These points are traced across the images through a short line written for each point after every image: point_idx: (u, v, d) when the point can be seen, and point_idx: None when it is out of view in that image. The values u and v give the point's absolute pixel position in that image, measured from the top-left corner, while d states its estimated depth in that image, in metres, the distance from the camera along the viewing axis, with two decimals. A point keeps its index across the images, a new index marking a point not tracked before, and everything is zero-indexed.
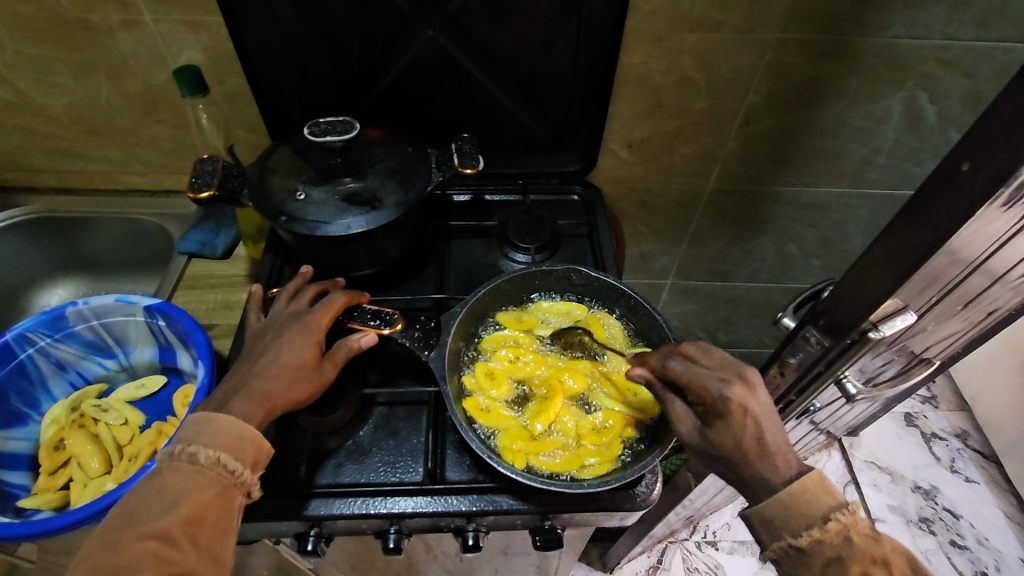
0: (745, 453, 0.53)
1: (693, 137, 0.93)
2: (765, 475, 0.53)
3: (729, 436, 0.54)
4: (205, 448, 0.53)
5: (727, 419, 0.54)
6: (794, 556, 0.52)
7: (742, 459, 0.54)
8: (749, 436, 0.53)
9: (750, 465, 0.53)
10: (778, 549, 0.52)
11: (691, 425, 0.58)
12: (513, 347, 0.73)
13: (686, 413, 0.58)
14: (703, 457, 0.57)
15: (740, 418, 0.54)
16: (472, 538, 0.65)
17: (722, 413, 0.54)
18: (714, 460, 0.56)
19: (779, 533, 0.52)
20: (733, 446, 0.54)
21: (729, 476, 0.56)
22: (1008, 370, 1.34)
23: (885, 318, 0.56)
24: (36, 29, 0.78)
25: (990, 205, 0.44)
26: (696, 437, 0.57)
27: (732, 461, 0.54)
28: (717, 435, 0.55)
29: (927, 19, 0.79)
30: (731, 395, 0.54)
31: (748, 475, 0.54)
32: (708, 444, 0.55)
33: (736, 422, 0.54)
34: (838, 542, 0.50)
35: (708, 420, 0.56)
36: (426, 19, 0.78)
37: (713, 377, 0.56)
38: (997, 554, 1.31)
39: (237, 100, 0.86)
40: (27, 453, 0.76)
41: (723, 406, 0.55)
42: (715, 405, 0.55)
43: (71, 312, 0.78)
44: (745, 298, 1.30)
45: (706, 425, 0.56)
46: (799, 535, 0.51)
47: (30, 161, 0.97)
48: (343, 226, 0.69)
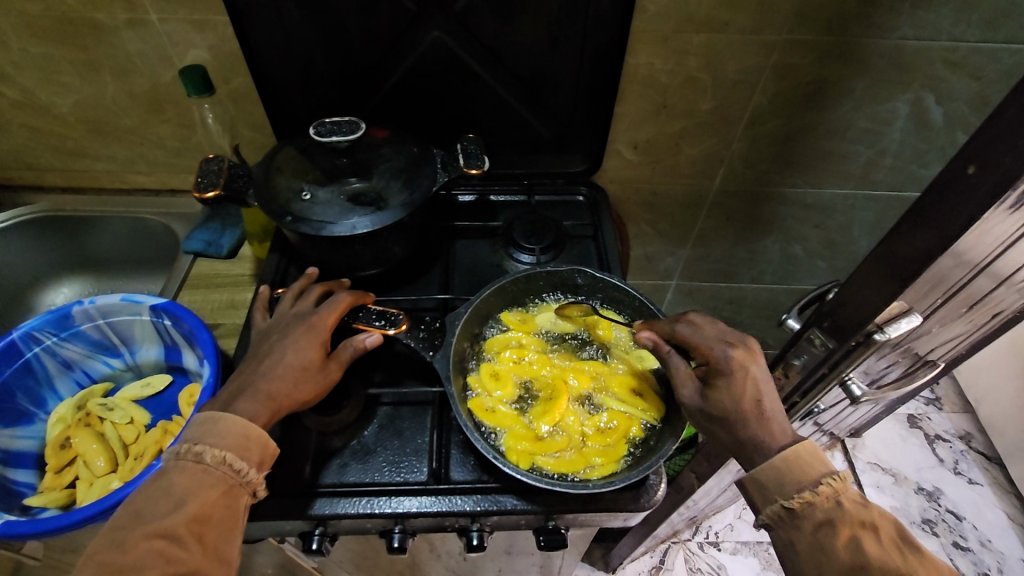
0: (744, 412, 0.55)
1: (699, 137, 0.93)
2: (760, 438, 0.54)
3: (730, 393, 0.55)
4: (211, 448, 0.53)
5: (729, 377, 0.56)
6: (786, 521, 0.52)
7: (740, 419, 0.55)
8: (750, 395, 0.55)
9: (748, 424, 0.54)
10: (770, 513, 0.52)
11: (692, 385, 0.59)
12: (518, 348, 0.73)
13: (688, 375, 0.60)
14: (700, 418, 0.57)
15: (742, 377, 0.56)
16: (476, 538, 0.65)
17: (726, 371, 0.56)
18: (711, 421, 0.56)
19: (772, 496, 0.52)
20: (733, 404, 0.55)
21: (724, 439, 0.56)
22: (1013, 373, 1.33)
23: (890, 319, 0.56)
24: (42, 28, 0.79)
25: (997, 207, 0.44)
26: (696, 397, 0.58)
27: (730, 420, 0.55)
28: (719, 392, 0.56)
29: (934, 20, 0.78)
30: (736, 355, 0.57)
31: (745, 437, 0.54)
32: (708, 401, 0.56)
33: (738, 381, 0.56)
34: (829, 505, 0.50)
35: (710, 381, 0.58)
36: (431, 19, 0.78)
37: (718, 340, 0.59)
38: (999, 556, 1.31)
39: (243, 100, 0.86)
40: (33, 451, 0.76)
41: (726, 365, 0.57)
42: (719, 364, 0.57)
43: (77, 311, 0.78)
44: (750, 299, 1.30)
45: (707, 385, 0.58)
46: (792, 497, 0.51)
47: (36, 160, 0.97)
48: (348, 226, 0.69)
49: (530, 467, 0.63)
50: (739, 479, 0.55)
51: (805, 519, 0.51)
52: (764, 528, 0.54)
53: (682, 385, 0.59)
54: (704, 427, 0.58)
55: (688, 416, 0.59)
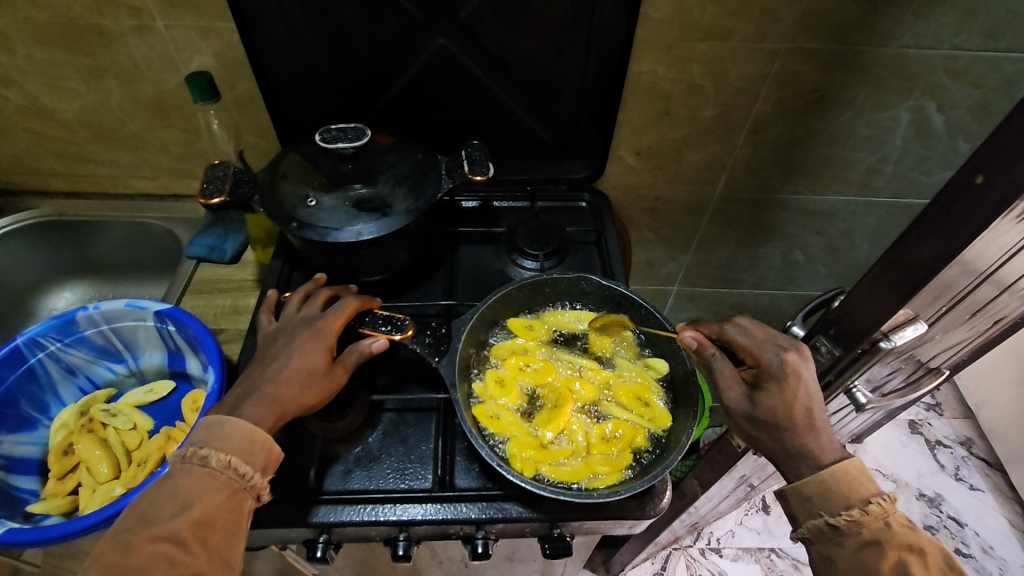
0: (795, 419, 0.55)
1: (702, 145, 0.94)
2: (808, 447, 0.55)
3: (782, 400, 0.55)
4: (216, 452, 0.53)
5: (781, 383, 0.56)
6: (828, 536, 0.52)
7: (789, 426, 0.55)
8: (801, 401, 0.55)
9: (798, 431, 0.55)
10: (813, 527, 0.53)
11: (740, 388, 0.58)
12: (524, 355, 0.73)
13: (735, 377, 0.59)
14: (748, 423, 0.58)
15: (794, 384, 0.55)
16: (481, 546, 0.65)
17: (778, 376, 0.56)
18: (760, 426, 0.57)
19: (816, 511, 0.53)
20: (783, 411, 0.55)
21: (769, 445, 0.57)
22: (1013, 379, 1.34)
23: (895, 327, 0.57)
24: (47, 34, 0.79)
25: (1005, 217, 0.44)
26: (745, 401, 0.58)
27: (781, 427, 0.55)
28: (770, 398, 0.56)
29: (936, 29, 0.79)
30: (788, 360, 0.56)
31: (794, 446, 0.55)
32: (758, 407, 0.56)
33: (789, 388, 0.56)
34: (876, 525, 0.51)
35: (759, 385, 0.58)
36: (436, 26, 0.78)
37: (769, 343, 0.58)
38: (1001, 562, 1.31)
39: (248, 106, 0.86)
40: (36, 457, 0.76)
41: (779, 369, 0.56)
42: (771, 368, 0.57)
43: (82, 317, 0.78)
44: (751, 305, 1.30)
45: (757, 389, 0.58)
46: (838, 514, 0.51)
47: (40, 165, 0.97)
48: (353, 232, 0.69)
49: (535, 475, 0.63)
50: (781, 489, 0.56)
51: (849, 537, 0.51)
52: (802, 542, 0.55)
53: (729, 389, 0.59)
54: (750, 431, 0.58)
55: (733, 419, 0.59)
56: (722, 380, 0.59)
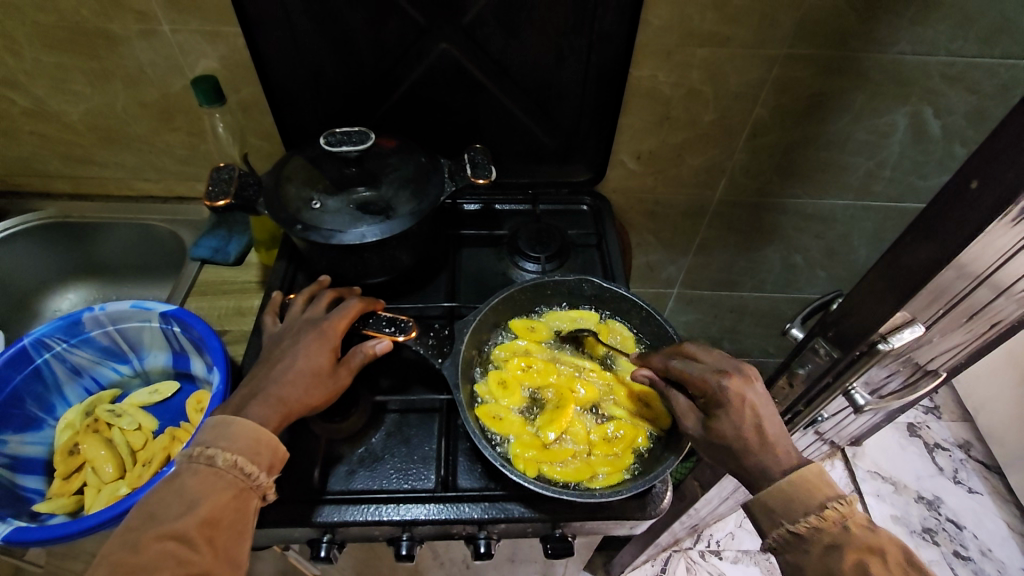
0: (746, 441, 0.56)
1: (701, 149, 0.95)
2: (766, 463, 0.55)
3: (732, 424, 0.56)
4: (223, 451, 0.54)
5: (726, 409, 0.56)
6: (793, 544, 0.53)
7: (743, 449, 0.56)
8: (748, 424, 0.56)
9: (752, 452, 0.55)
10: (777, 537, 0.54)
11: (693, 418, 0.60)
12: (526, 356, 0.74)
13: (688, 407, 0.61)
14: (706, 449, 0.59)
15: (739, 409, 0.56)
16: (483, 545, 0.65)
17: (721, 403, 0.57)
18: (717, 451, 0.58)
19: (778, 520, 0.53)
20: (734, 435, 0.56)
21: (732, 466, 0.57)
22: (1010, 382, 1.34)
23: (893, 329, 0.57)
24: (55, 38, 0.80)
25: (1000, 221, 0.45)
26: (698, 429, 0.59)
27: (734, 450, 0.56)
28: (718, 424, 0.57)
29: (933, 35, 0.80)
30: (730, 385, 0.57)
31: (751, 465, 0.56)
32: (711, 433, 0.58)
33: (735, 413, 0.56)
34: (836, 529, 0.51)
35: (709, 412, 0.59)
36: (440, 31, 0.79)
37: (712, 370, 0.59)
38: (999, 565, 1.31)
39: (252, 109, 0.87)
40: (41, 457, 0.76)
41: (721, 397, 0.57)
42: (715, 395, 0.57)
43: (88, 318, 0.78)
44: (751, 308, 1.31)
45: (707, 417, 0.59)
46: (798, 521, 0.52)
47: (45, 167, 0.98)
48: (357, 235, 0.70)
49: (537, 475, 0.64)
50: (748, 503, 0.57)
51: (813, 543, 0.52)
52: (773, 552, 0.56)
53: (684, 419, 0.61)
54: (712, 456, 0.59)
55: (695, 445, 0.61)
56: (678, 411, 0.62)
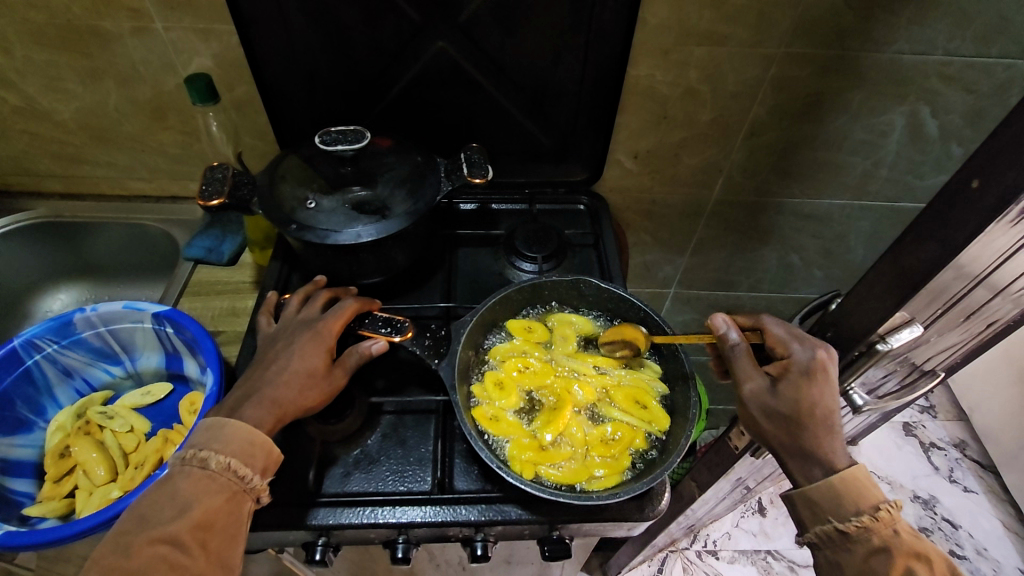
0: (814, 417, 0.55)
1: (699, 148, 0.94)
2: (824, 447, 0.55)
3: (806, 393, 0.56)
4: (216, 454, 0.53)
5: (807, 375, 0.56)
6: (835, 541, 0.54)
7: (808, 424, 0.55)
8: (824, 399, 0.56)
9: (815, 431, 0.55)
10: (820, 532, 0.54)
11: (762, 378, 0.59)
12: (522, 358, 0.73)
13: (758, 369, 0.60)
14: (763, 414, 0.58)
15: (820, 381, 0.56)
16: (480, 548, 0.65)
17: (806, 368, 0.57)
18: (776, 418, 0.57)
19: (825, 516, 0.54)
20: (805, 405, 0.56)
21: (785, 443, 0.57)
22: (1005, 382, 1.35)
23: (892, 330, 0.57)
24: (46, 36, 0.79)
25: (1000, 221, 0.45)
26: (764, 391, 0.58)
27: (798, 421, 0.56)
28: (793, 390, 0.57)
29: (930, 34, 0.80)
30: (817, 355, 0.57)
31: (808, 446, 0.55)
32: (779, 398, 0.57)
33: (816, 382, 0.56)
34: (886, 532, 0.52)
35: (783, 377, 0.58)
36: (436, 30, 0.79)
37: (799, 339, 0.59)
38: (995, 564, 1.31)
39: (247, 108, 0.86)
40: (31, 460, 0.75)
41: (806, 364, 0.57)
42: (799, 361, 0.58)
43: (79, 319, 0.78)
44: (747, 308, 1.31)
45: (780, 382, 0.58)
46: (847, 520, 0.53)
47: (37, 167, 0.97)
48: (353, 235, 0.69)
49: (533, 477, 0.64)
50: (788, 493, 0.57)
51: (859, 544, 0.53)
52: (808, 546, 0.57)
53: (750, 377, 0.59)
54: (766, 423, 0.58)
55: (748, 409, 0.59)
56: (743, 368, 0.60)
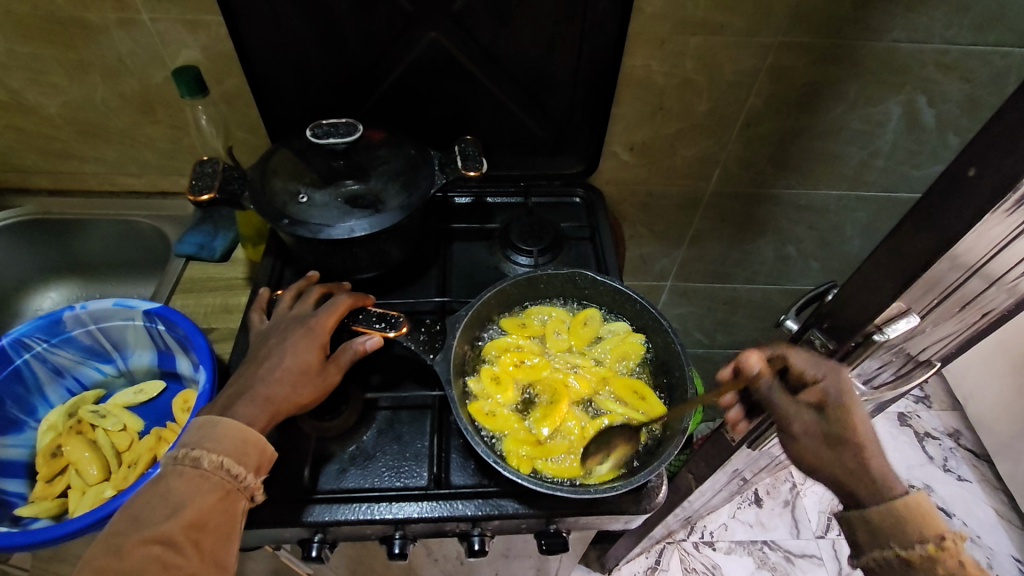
0: (868, 437, 0.54)
1: (695, 139, 0.94)
2: (886, 466, 0.53)
3: (854, 417, 0.54)
4: (208, 453, 0.52)
5: (846, 401, 0.55)
6: (896, 570, 0.51)
7: (865, 447, 0.54)
8: (868, 421, 0.55)
9: (875, 450, 0.54)
10: (879, 557, 0.52)
11: (806, 412, 0.57)
12: (518, 353, 0.73)
13: (798, 405, 0.57)
14: (821, 446, 0.55)
15: (857, 401, 0.55)
16: (478, 542, 0.64)
17: (841, 393, 0.55)
18: (834, 445, 0.55)
19: (886, 542, 0.51)
20: (857, 429, 0.54)
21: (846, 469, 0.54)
22: (1000, 372, 1.35)
23: (888, 320, 0.57)
24: (30, 28, 0.77)
25: (996, 209, 0.44)
26: (814, 424, 0.56)
27: (856, 446, 0.54)
28: (841, 416, 0.55)
29: (927, 22, 0.79)
30: (844, 377, 0.56)
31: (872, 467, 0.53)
32: (829, 428, 0.55)
33: (854, 404, 0.55)
34: (953, 564, 0.48)
35: (821, 406, 0.56)
36: (428, 20, 0.77)
37: (820, 362, 0.58)
38: (989, 551, 1.33)
39: (237, 101, 0.85)
40: (23, 460, 0.75)
41: (839, 389, 0.56)
42: (833, 387, 0.56)
43: (69, 317, 0.76)
44: (744, 300, 1.30)
45: (822, 410, 0.56)
46: (910, 547, 0.50)
47: (23, 162, 0.95)
48: (346, 229, 0.68)
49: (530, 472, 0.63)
50: (844, 514, 0.55)
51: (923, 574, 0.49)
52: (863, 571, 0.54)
53: (793, 414, 0.57)
54: (823, 453, 0.55)
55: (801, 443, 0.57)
56: (783, 409, 0.58)
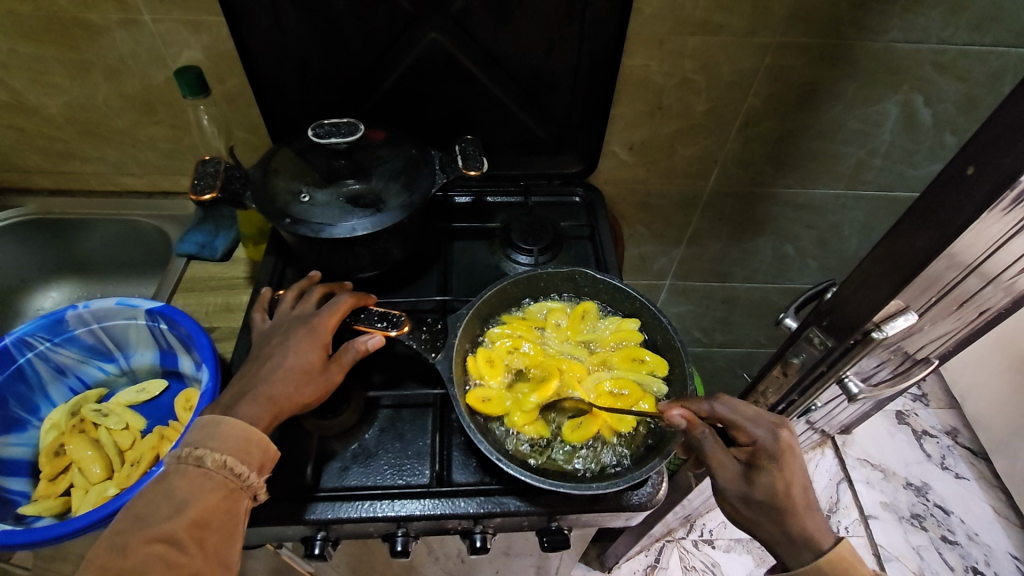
0: (793, 502, 0.54)
1: (694, 139, 0.94)
2: (811, 529, 0.53)
3: (783, 478, 0.55)
4: (212, 452, 0.53)
5: (777, 461, 0.55)
6: None
7: (790, 509, 0.54)
8: (797, 484, 0.55)
9: (799, 515, 0.54)
10: None
11: (732, 466, 0.56)
12: (515, 337, 0.73)
13: (726, 455, 0.57)
14: (743, 503, 0.55)
15: (790, 462, 0.55)
16: (479, 540, 0.65)
17: (774, 452, 0.56)
18: (754, 506, 0.55)
19: None
20: (783, 491, 0.54)
21: (771, 531, 0.54)
22: (996, 370, 1.36)
23: (887, 318, 0.57)
24: (31, 28, 0.77)
25: (993, 208, 0.45)
26: (738, 481, 0.56)
27: (779, 507, 0.54)
28: (768, 477, 0.55)
29: (924, 22, 0.80)
30: (782, 435, 0.56)
31: (794, 530, 0.54)
32: (753, 486, 0.55)
33: (786, 465, 0.55)
34: None
35: (752, 463, 0.56)
36: (428, 21, 0.78)
37: (761, 420, 0.58)
38: (985, 549, 1.34)
39: (238, 100, 0.85)
40: (26, 458, 0.75)
41: (773, 447, 0.56)
42: (766, 447, 0.56)
43: (71, 316, 0.77)
44: (743, 299, 1.31)
45: (751, 470, 0.56)
46: None
47: (24, 162, 0.95)
48: (348, 229, 0.69)
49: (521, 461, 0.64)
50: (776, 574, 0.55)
51: None
52: None
53: (720, 467, 0.57)
54: (745, 512, 0.56)
55: (726, 500, 0.57)
56: (712, 459, 0.57)
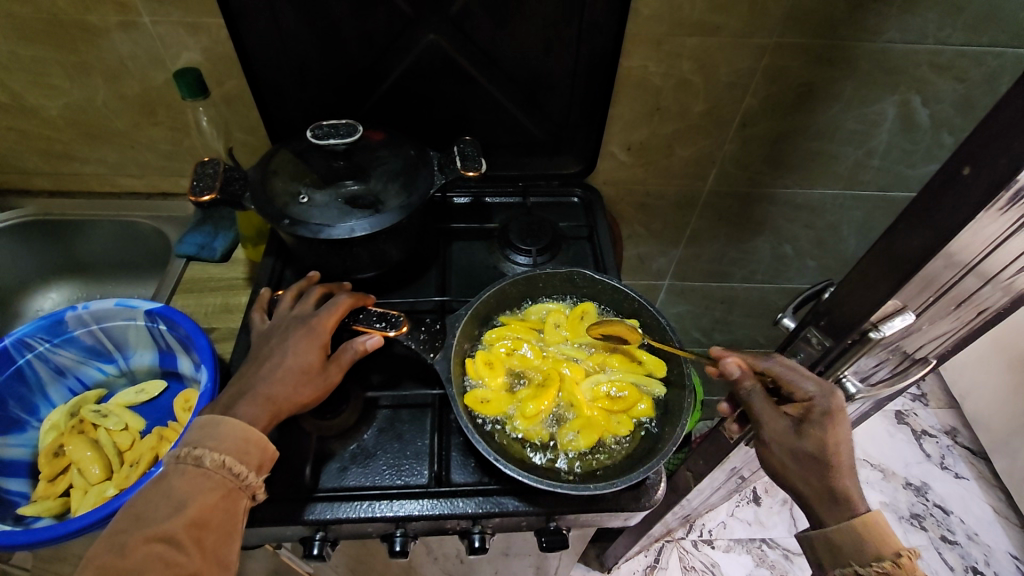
0: (839, 458, 0.55)
1: (693, 140, 0.94)
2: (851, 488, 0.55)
3: (832, 436, 0.55)
4: (211, 452, 0.53)
5: (830, 421, 0.55)
6: None
7: (834, 467, 0.55)
8: (842, 443, 0.55)
9: (841, 472, 0.55)
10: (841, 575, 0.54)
11: (783, 421, 0.57)
12: (514, 339, 0.74)
13: (776, 411, 0.58)
14: (791, 458, 0.56)
15: (839, 423, 0.55)
16: (478, 540, 0.65)
17: (829, 411, 0.55)
18: (801, 461, 0.56)
19: (845, 561, 0.53)
20: (832, 447, 0.55)
21: (812, 485, 0.56)
22: (996, 370, 1.36)
23: (884, 317, 0.57)
24: (31, 30, 0.78)
25: (989, 208, 0.45)
26: (787, 435, 0.56)
27: (826, 464, 0.55)
28: (823, 433, 0.55)
29: (922, 23, 0.80)
30: (835, 397, 0.55)
31: (836, 486, 0.55)
32: (804, 442, 0.55)
33: (834, 425, 0.55)
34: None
35: (803, 424, 0.56)
36: (427, 22, 0.78)
37: (814, 377, 0.57)
38: (985, 548, 1.34)
39: (237, 102, 0.85)
40: (25, 460, 0.75)
41: (827, 407, 0.55)
42: (815, 407, 0.56)
43: (71, 317, 0.77)
44: (742, 299, 1.31)
45: (801, 425, 0.56)
46: (868, 565, 0.52)
47: (24, 164, 0.95)
48: (346, 229, 0.69)
49: (519, 460, 0.65)
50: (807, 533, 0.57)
51: None
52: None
53: (770, 422, 0.57)
54: (792, 466, 0.57)
55: (773, 454, 0.57)
56: (761, 412, 0.58)
